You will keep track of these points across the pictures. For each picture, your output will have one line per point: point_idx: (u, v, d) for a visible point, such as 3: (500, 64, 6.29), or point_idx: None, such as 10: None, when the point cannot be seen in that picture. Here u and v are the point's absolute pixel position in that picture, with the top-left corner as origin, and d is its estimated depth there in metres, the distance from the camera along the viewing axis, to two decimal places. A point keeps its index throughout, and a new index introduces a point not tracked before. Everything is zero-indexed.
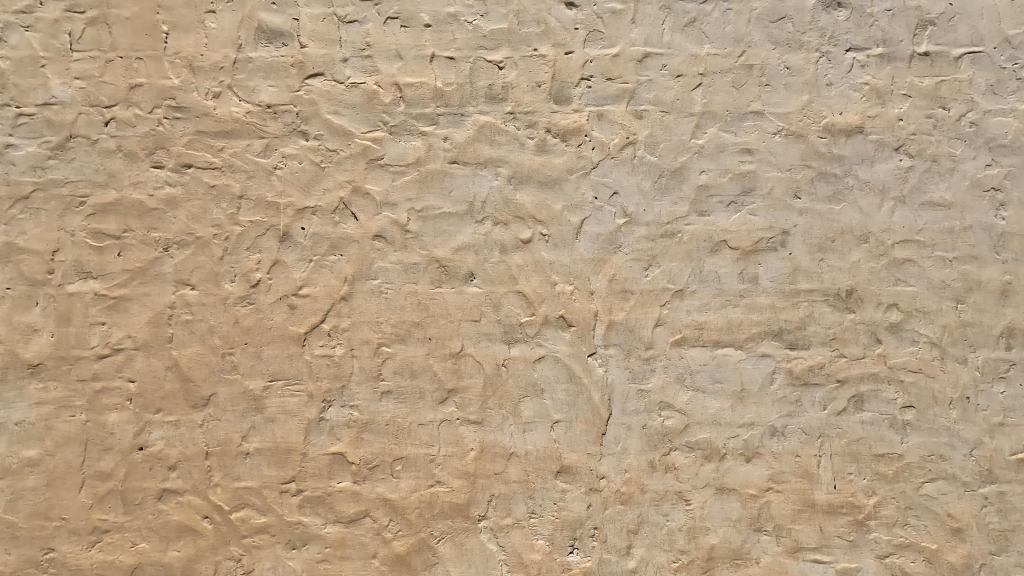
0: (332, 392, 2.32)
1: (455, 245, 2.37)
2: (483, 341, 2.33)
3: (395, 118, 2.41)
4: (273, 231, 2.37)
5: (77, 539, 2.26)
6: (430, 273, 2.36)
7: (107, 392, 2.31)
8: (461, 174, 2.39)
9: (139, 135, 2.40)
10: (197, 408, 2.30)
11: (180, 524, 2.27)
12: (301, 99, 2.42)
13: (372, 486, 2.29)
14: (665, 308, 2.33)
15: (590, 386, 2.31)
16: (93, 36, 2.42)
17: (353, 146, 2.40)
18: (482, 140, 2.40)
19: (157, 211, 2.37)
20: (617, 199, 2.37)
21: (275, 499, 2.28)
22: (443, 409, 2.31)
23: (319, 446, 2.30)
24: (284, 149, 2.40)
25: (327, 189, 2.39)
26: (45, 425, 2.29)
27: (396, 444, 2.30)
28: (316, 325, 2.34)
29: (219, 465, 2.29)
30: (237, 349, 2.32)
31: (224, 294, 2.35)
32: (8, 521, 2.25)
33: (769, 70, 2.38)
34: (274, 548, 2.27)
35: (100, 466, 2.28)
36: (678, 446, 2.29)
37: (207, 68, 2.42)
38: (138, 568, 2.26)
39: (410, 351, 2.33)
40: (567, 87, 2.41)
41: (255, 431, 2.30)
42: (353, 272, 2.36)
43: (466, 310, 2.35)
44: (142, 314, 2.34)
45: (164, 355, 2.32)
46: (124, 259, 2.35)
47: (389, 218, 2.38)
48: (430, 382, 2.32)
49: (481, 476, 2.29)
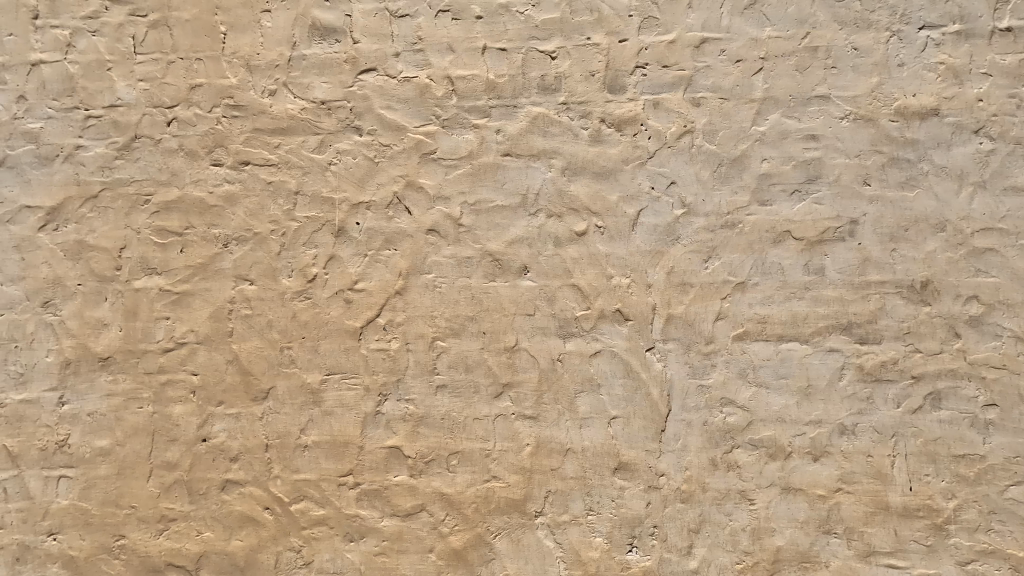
0: (388, 385, 2.33)
1: (508, 238, 2.35)
2: (538, 335, 2.30)
3: (447, 111, 2.40)
4: (328, 226, 2.39)
5: (145, 527, 2.33)
6: (484, 267, 2.34)
7: (172, 385, 2.37)
8: (515, 166, 2.37)
9: (199, 134, 2.45)
10: (258, 400, 2.34)
11: (242, 514, 2.32)
12: (355, 95, 2.43)
13: (428, 480, 2.29)
14: (726, 301, 2.26)
15: (648, 382, 2.26)
16: (155, 38, 2.49)
17: (406, 140, 2.40)
18: (535, 131, 2.37)
19: (217, 208, 2.42)
20: (674, 189, 2.31)
21: (333, 491, 2.30)
22: (498, 404, 2.29)
23: (376, 440, 2.31)
24: (339, 145, 2.42)
25: (381, 184, 2.40)
26: (115, 415, 2.37)
27: (451, 438, 2.29)
28: (372, 319, 2.35)
29: (279, 457, 2.32)
30: (295, 343, 2.35)
31: (282, 288, 2.38)
32: (82, 507, 2.34)
33: (835, 51, 2.27)
34: (333, 540, 2.29)
35: (166, 457, 2.34)
36: (741, 444, 2.21)
37: (263, 67, 2.46)
38: (204, 556, 2.32)
39: (465, 345, 2.32)
40: (622, 75, 2.36)
41: (313, 424, 2.32)
42: (407, 267, 2.36)
43: (520, 304, 2.32)
44: (204, 309, 2.39)
45: (225, 349, 2.37)
46: (186, 255, 2.41)
47: (442, 212, 2.37)
48: (485, 376, 2.31)
49: (538, 472, 2.27)
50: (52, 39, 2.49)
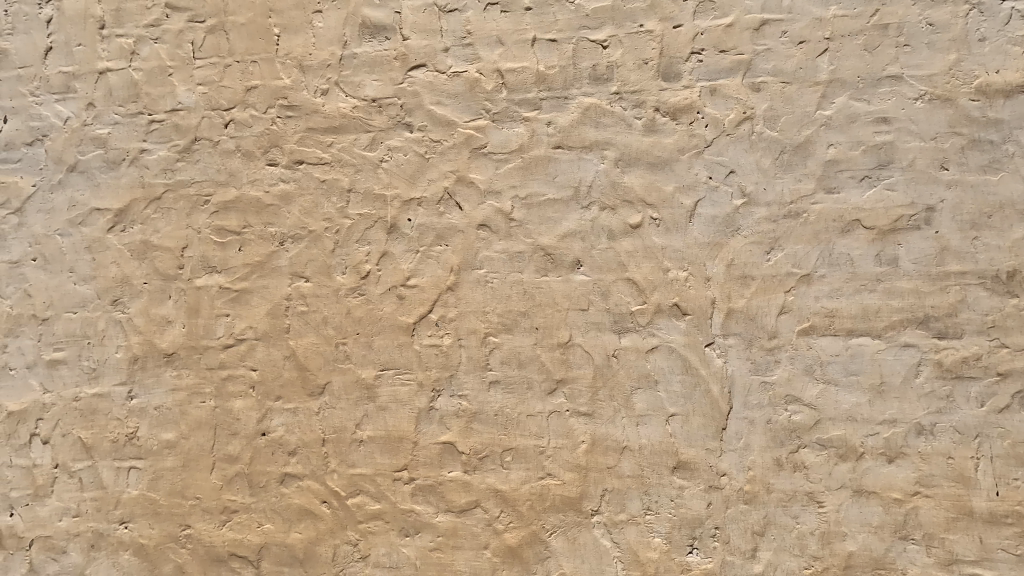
0: (441, 381, 2.32)
1: (561, 232, 2.31)
2: (592, 331, 2.26)
3: (497, 105, 2.38)
4: (381, 223, 2.41)
5: (209, 518, 2.40)
6: (536, 262, 2.31)
7: (233, 380, 2.43)
8: (567, 159, 2.33)
9: (255, 135, 2.51)
10: (314, 396, 2.38)
11: (301, 507, 2.36)
12: (405, 91, 2.44)
13: (483, 477, 2.28)
14: (790, 294, 2.16)
15: (707, 378, 2.19)
16: (212, 43, 2.56)
17: (457, 135, 2.39)
18: (587, 123, 2.33)
19: (273, 207, 2.47)
20: (734, 178, 2.22)
21: (388, 486, 2.32)
22: (552, 400, 2.26)
23: (430, 436, 2.31)
24: (390, 142, 2.43)
25: (432, 180, 2.39)
26: (180, 409, 2.45)
27: (505, 435, 2.28)
28: (424, 315, 2.36)
29: (336, 451, 2.35)
30: (350, 339, 2.38)
31: (337, 285, 2.41)
32: (151, 498, 2.43)
33: (908, 28, 2.14)
34: (388, 535, 2.31)
35: (228, 450, 2.41)
36: (808, 444, 2.11)
37: (315, 67, 2.49)
38: (265, 547, 2.37)
39: (518, 341, 2.30)
40: (677, 62, 2.28)
41: (368, 419, 2.34)
42: (459, 262, 2.35)
43: (573, 299, 2.28)
44: (262, 306, 2.44)
45: (282, 345, 2.42)
46: (244, 254, 2.47)
47: (494, 207, 2.35)
48: (539, 372, 2.28)
49: (593, 470, 2.23)
50: (117, 47, 2.60)
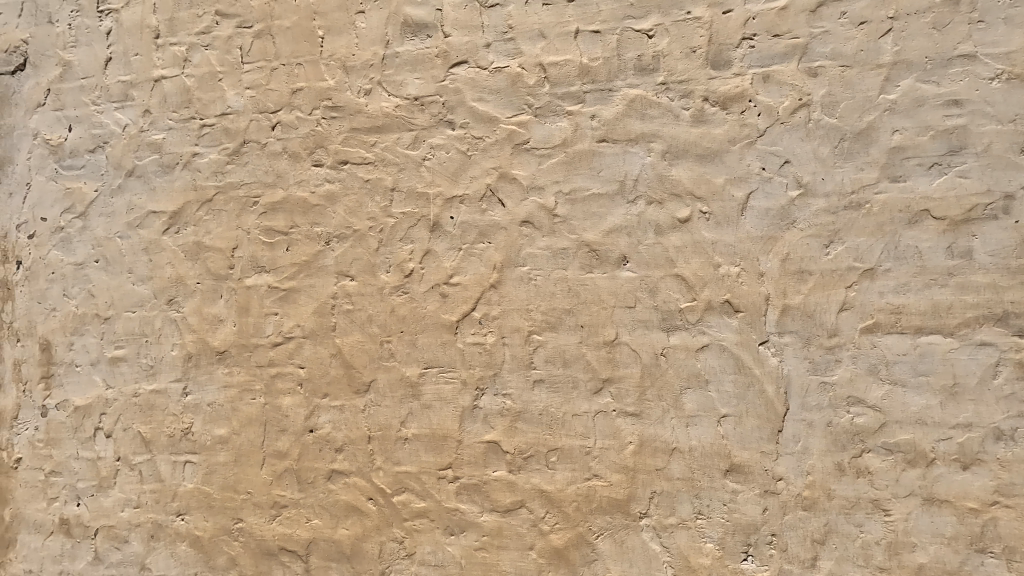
0: (485, 380, 2.31)
1: (606, 227, 2.26)
2: (639, 328, 2.20)
3: (540, 99, 2.35)
4: (424, 221, 2.41)
5: (260, 512, 2.45)
6: (580, 258, 2.27)
7: (281, 377, 2.48)
8: (611, 153, 2.27)
9: (301, 136, 2.55)
10: (360, 393, 2.40)
11: (348, 503, 2.38)
12: (447, 89, 2.43)
13: (528, 477, 2.25)
14: (852, 289, 2.04)
15: (761, 378, 2.10)
16: (260, 48, 2.62)
17: (499, 132, 2.37)
18: (632, 115, 2.27)
19: (318, 207, 2.51)
20: (789, 169, 2.12)
21: (433, 485, 2.31)
22: (598, 400, 2.21)
23: (474, 435, 2.30)
24: (433, 140, 2.43)
25: (475, 177, 2.38)
26: (231, 406, 2.51)
27: (550, 434, 2.24)
28: (468, 313, 2.34)
29: (381, 449, 2.37)
30: (394, 338, 2.39)
31: (381, 283, 2.42)
32: (205, 491, 2.50)
33: (982, 3, 1.99)
34: (433, 533, 2.30)
35: (278, 446, 2.46)
36: (872, 448, 2.00)
37: (359, 67, 2.52)
38: (313, 543, 2.40)
39: (563, 339, 2.26)
40: (727, 49, 2.20)
41: (412, 417, 2.35)
42: (502, 260, 2.33)
43: (619, 297, 2.22)
44: (309, 305, 2.48)
45: (328, 343, 2.45)
46: (291, 253, 2.51)
47: (537, 203, 2.32)
48: (584, 371, 2.23)
49: (642, 471, 2.16)
50: (171, 55, 2.70)
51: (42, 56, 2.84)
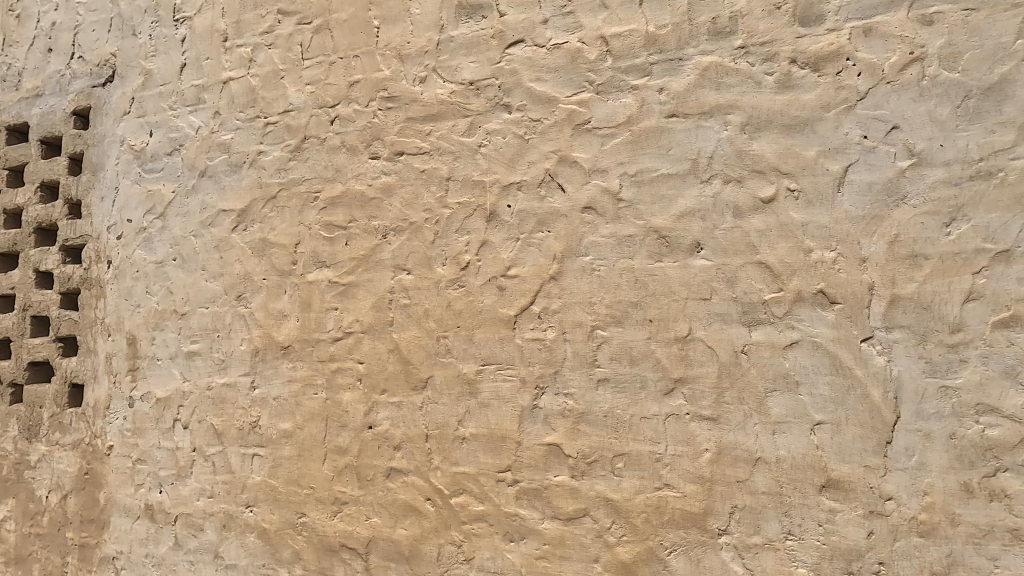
0: (545, 378, 2.16)
1: (677, 211, 2.04)
2: (715, 322, 1.97)
3: (602, 75, 2.17)
4: (480, 211, 2.30)
5: (322, 507, 2.45)
6: (648, 246, 2.07)
7: (342, 372, 2.46)
8: (682, 128, 2.05)
9: (358, 129, 2.52)
10: (417, 390, 2.33)
11: (406, 503, 2.32)
12: (503, 70, 2.31)
13: (592, 484, 2.08)
14: (981, 276, 1.71)
15: (864, 381, 1.81)
16: (320, 43, 2.62)
17: (558, 112, 2.21)
18: (705, 85, 2.03)
19: (376, 200, 2.46)
20: (897, 135, 1.81)
21: (491, 487, 2.20)
22: (669, 402, 2.01)
23: (534, 436, 2.16)
24: (488, 125, 2.31)
25: (533, 161, 2.23)
26: (295, 400, 2.53)
27: (617, 438, 2.06)
28: (527, 307, 2.20)
29: (439, 448, 2.28)
30: (451, 333, 2.30)
31: (437, 277, 2.34)
32: (271, 484, 2.53)
33: None
34: (493, 538, 2.19)
35: (339, 441, 2.44)
36: (1009, 467, 1.66)
37: (414, 55, 2.45)
38: (372, 541, 2.36)
39: (629, 335, 2.07)
40: (818, 2, 1.92)
41: (470, 416, 2.24)
42: (562, 249, 2.17)
43: (691, 288, 2.01)
44: (367, 299, 2.44)
45: (386, 338, 2.40)
46: (350, 248, 2.49)
47: (600, 187, 2.14)
48: (654, 369, 2.03)
49: (720, 482, 1.94)
50: (238, 57, 2.77)
51: (127, 67, 3.01)
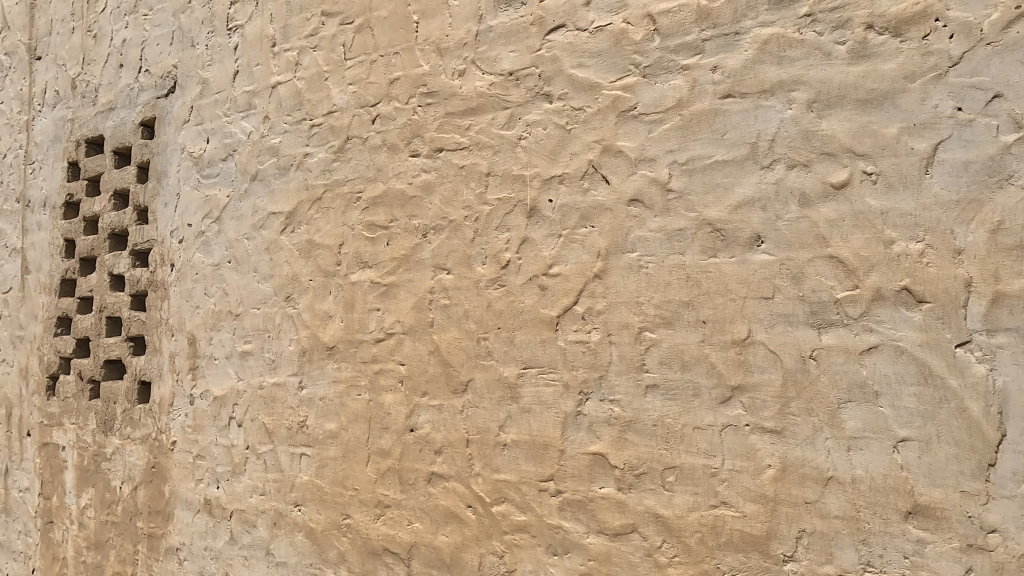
0: (590, 383, 2.03)
1: (734, 201, 1.85)
2: (779, 324, 1.77)
3: (649, 56, 2.01)
4: (521, 206, 2.19)
5: (366, 510, 2.43)
6: (701, 240, 1.89)
7: (384, 374, 2.43)
8: (738, 110, 1.86)
9: (398, 127, 2.48)
10: (458, 393, 2.26)
11: (447, 509, 2.26)
12: (543, 58, 2.19)
13: (640, 498, 1.93)
14: None
15: (960, 393, 1.56)
16: (362, 42, 2.61)
17: (602, 99, 2.07)
18: (765, 59, 1.83)
19: (416, 198, 2.42)
20: (1000, 105, 1.55)
21: (534, 497, 2.09)
22: (726, 412, 1.82)
23: (578, 445, 2.03)
24: (529, 117, 2.20)
25: (576, 153, 2.10)
26: (340, 401, 2.52)
27: (667, 450, 1.90)
28: (570, 307, 2.08)
29: (480, 454, 2.20)
30: (492, 334, 2.21)
31: (477, 276, 2.25)
32: (318, 484, 2.55)
33: None
34: (535, 551, 2.08)
35: (381, 444, 2.41)
36: None
37: (452, 48, 2.38)
38: (414, 547, 2.32)
39: (681, 337, 1.90)
40: None
41: (511, 421, 2.15)
42: (607, 245, 2.03)
43: (750, 286, 1.81)
44: (408, 300, 2.40)
45: (427, 339, 2.34)
46: (391, 248, 2.46)
47: (648, 177, 1.98)
48: (708, 376, 1.85)
49: (785, 503, 1.74)
50: (286, 61, 2.81)
51: (186, 77, 3.13)
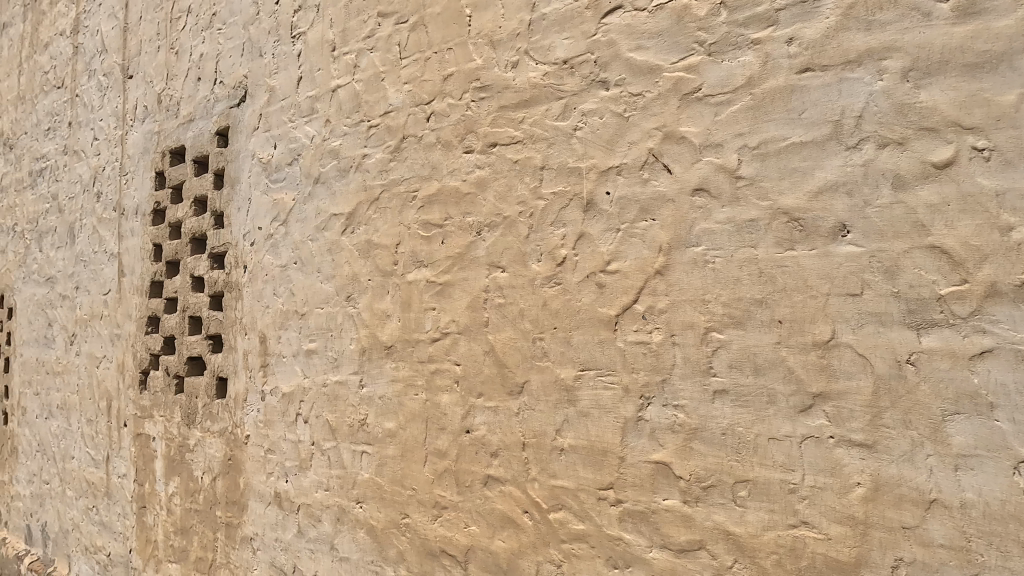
0: (651, 387, 1.90)
1: (813, 187, 1.66)
2: (869, 325, 1.57)
3: (714, 33, 1.85)
4: (577, 200, 2.08)
5: (423, 510, 2.42)
6: (775, 231, 1.71)
7: (440, 373, 2.41)
8: (818, 85, 1.67)
9: (452, 123, 2.44)
10: (514, 395, 2.19)
11: (504, 514, 2.20)
12: (599, 43, 2.07)
13: (708, 513, 1.78)
14: None
15: None
16: (416, 40, 2.60)
17: (662, 83, 1.93)
18: (850, 26, 1.63)
19: (470, 195, 2.37)
20: None
21: (593, 506, 1.99)
22: (806, 422, 1.64)
23: (639, 453, 1.91)
24: (584, 106, 2.09)
25: (635, 141, 1.97)
26: (398, 400, 2.53)
27: (739, 462, 1.73)
28: (629, 306, 1.95)
29: (536, 458, 2.12)
30: (548, 334, 2.12)
31: (532, 274, 2.17)
32: (378, 482, 2.57)
33: None
34: (595, 562, 1.98)
35: (438, 444, 2.39)
36: None
37: (505, 39, 2.32)
38: (471, 550, 2.28)
39: (753, 339, 1.73)
40: None
41: (569, 425, 2.05)
42: (670, 239, 1.89)
43: (834, 281, 1.62)
44: (463, 299, 2.36)
45: (482, 339, 2.29)
46: (446, 246, 2.43)
47: (714, 164, 1.82)
48: (785, 382, 1.68)
49: (878, 527, 1.54)
50: (345, 65, 2.85)
51: (255, 86, 3.26)
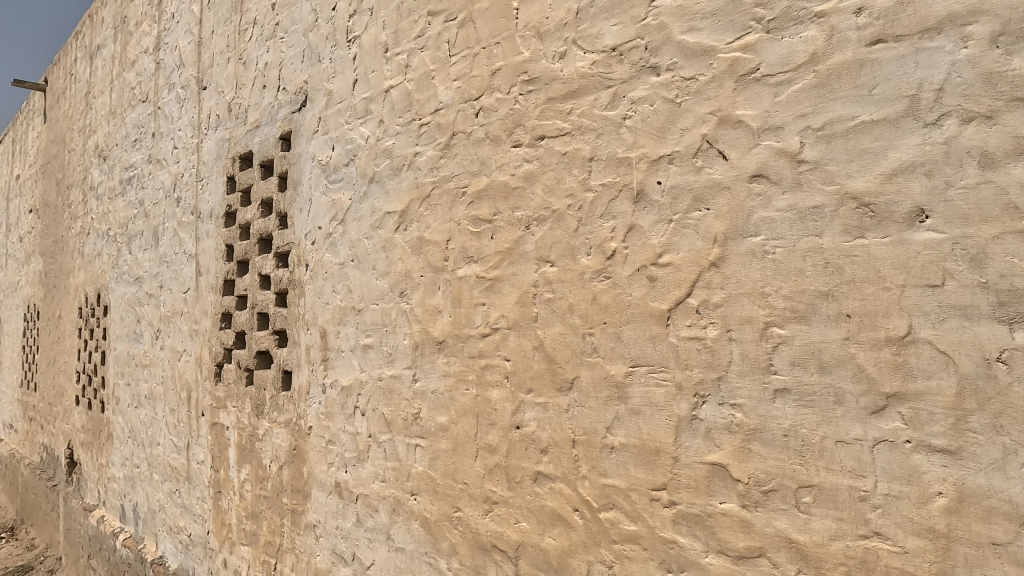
0: (706, 385, 1.81)
1: (886, 169, 1.52)
2: (951, 319, 1.43)
3: (774, 8, 1.73)
4: (627, 191, 2.02)
5: (475, 504, 2.43)
6: (842, 218, 1.58)
7: (490, 369, 2.41)
8: (891, 57, 1.53)
9: (500, 118, 2.43)
10: (563, 391, 2.16)
11: (554, 511, 2.17)
12: (649, 27, 2.00)
13: (769, 519, 1.68)
14: None
15: None
16: (465, 36, 2.61)
17: (717, 65, 1.83)
18: None
19: (518, 189, 2.35)
20: None
21: (645, 507, 1.92)
22: (879, 425, 1.52)
23: (693, 453, 1.82)
24: (634, 93, 2.02)
25: (687, 128, 1.89)
26: (449, 395, 2.55)
27: (803, 466, 1.62)
28: (682, 300, 1.87)
29: (586, 456, 2.08)
30: (597, 329, 2.07)
31: (581, 268, 2.13)
32: (431, 475, 2.60)
33: None
34: (647, 565, 1.92)
35: (488, 440, 2.39)
36: None
37: (553, 29, 2.28)
38: (522, 546, 2.26)
39: (818, 335, 1.61)
40: None
41: (620, 423, 1.99)
42: (725, 230, 1.79)
43: (910, 271, 1.48)
44: (512, 294, 2.35)
45: (531, 335, 2.27)
46: (496, 241, 2.42)
47: (774, 149, 1.71)
48: (854, 381, 1.55)
49: (963, 542, 1.39)
50: (397, 65, 2.91)
51: (315, 90, 3.38)
